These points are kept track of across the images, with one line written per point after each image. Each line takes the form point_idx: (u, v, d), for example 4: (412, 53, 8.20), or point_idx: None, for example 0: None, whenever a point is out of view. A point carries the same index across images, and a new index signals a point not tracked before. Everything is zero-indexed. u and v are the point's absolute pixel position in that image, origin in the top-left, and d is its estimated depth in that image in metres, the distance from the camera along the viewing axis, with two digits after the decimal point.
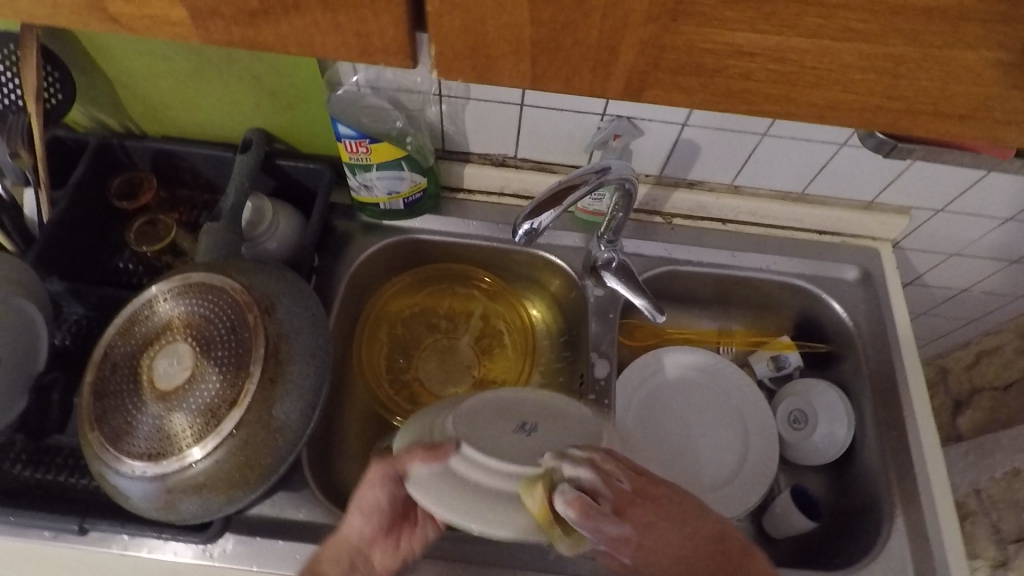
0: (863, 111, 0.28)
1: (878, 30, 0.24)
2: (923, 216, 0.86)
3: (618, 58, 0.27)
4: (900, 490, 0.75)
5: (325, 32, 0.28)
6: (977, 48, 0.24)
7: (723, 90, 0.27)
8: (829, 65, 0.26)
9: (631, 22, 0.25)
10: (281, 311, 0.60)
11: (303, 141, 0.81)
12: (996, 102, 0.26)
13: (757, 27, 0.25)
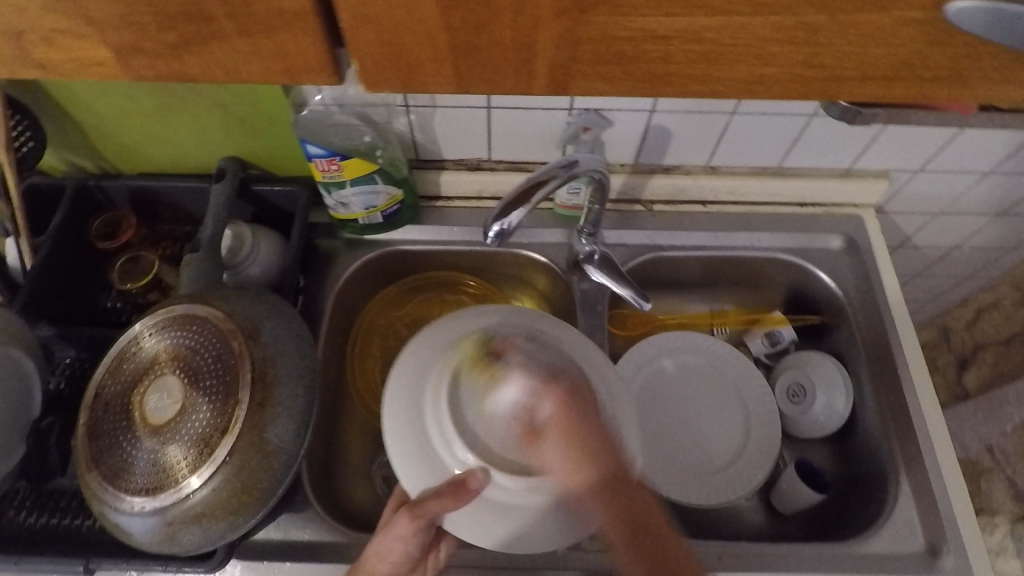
0: (790, 79, 0.31)
1: (785, 3, 0.27)
2: (903, 178, 0.86)
3: (552, 53, 0.30)
4: (903, 454, 0.74)
5: (249, 58, 0.31)
6: (880, 9, 0.27)
7: (646, 75, 0.31)
8: (744, 39, 0.29)
9: (545, 19, 0.28)
10: (265, 335, 0.61)
11: (276, 165, 0.82)
12: (916, 60, 0.29)
13: (666, 10, 0.27)
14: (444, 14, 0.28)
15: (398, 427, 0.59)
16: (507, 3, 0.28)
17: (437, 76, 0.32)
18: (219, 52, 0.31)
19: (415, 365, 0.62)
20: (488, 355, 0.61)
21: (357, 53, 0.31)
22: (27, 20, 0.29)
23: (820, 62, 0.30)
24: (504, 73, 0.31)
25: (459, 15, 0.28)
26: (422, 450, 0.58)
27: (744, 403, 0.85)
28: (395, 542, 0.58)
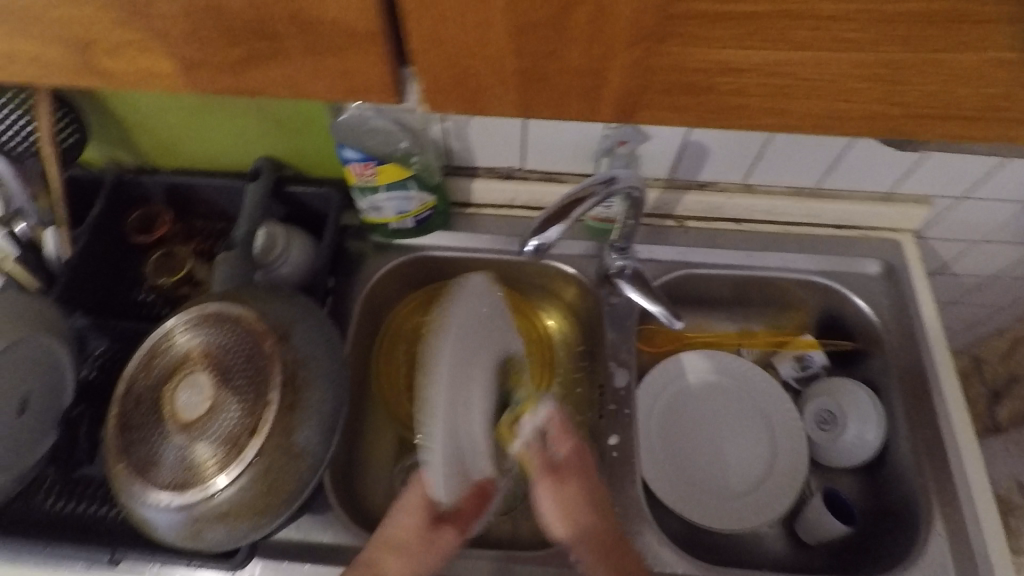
0: (868, 114, 0.31)
1: (866, 39, 0.27)
2: (946, 204, 0.83)
3: (626, 82, 0.31)
4: (937, 491, 0.72)
5: (316, 76, 0.32)
6: (975, 49, 0.27)
7: (716, 106, 0.31)
8: (822, 74, 0.29)
9: (620, 49, 0.29)
10: (296, 337, 0.61)
11: (311, 167, 0.82)
12: (1007, 101, 0.29)
13: (744, 44, 0.28)
14: (526, 41, 0.29)
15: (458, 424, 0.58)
16: (589, 32, 0.28)
17: (512, 101, 0.33)
18: (282, 67, 0.32)
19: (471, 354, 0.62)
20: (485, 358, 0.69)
21: (432, 78, 0.32)
22: (99, 29, 0.30)
23: (897, 99, 0.30)
24: (576, 99, 0.32)
25: (541, 43, 0.29)
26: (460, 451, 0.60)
27: (771, 427, 0.84)
28: (417, 539, 0.62)
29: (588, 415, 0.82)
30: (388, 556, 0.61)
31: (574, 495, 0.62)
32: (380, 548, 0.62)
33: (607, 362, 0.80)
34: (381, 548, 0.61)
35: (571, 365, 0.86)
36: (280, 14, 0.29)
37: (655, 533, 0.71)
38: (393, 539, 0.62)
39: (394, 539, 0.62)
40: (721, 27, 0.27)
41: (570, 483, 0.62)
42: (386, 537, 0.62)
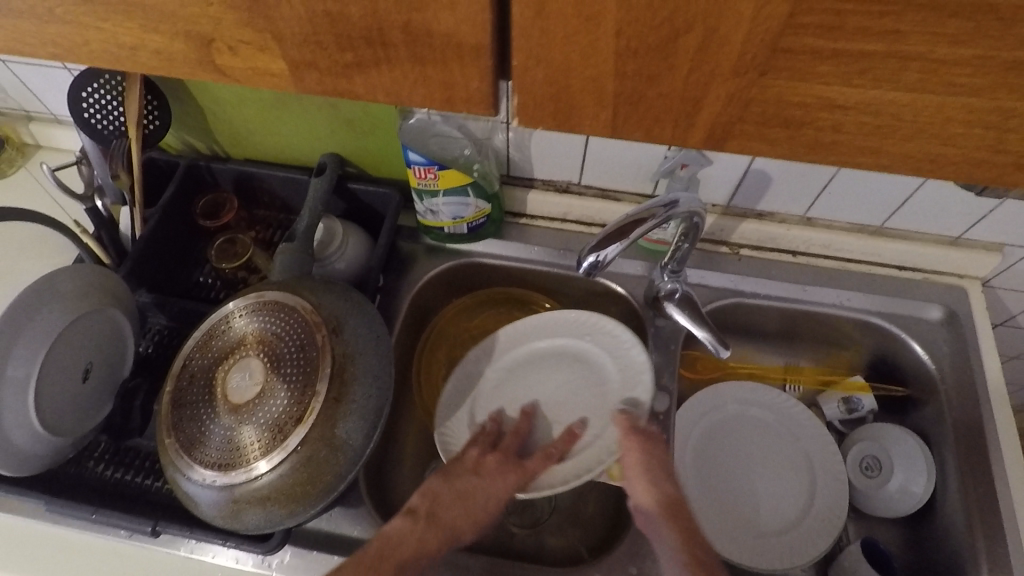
0: (977, 164, 0.30)
1: (985, 84, 0.26)
2: (1019, 255, 0.80)
3: (718, 109, 0.30)
4: (988, 552, 0.68)
5: (412, 83, 0.33)
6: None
7: (809, 141, 0.30)
8: (931, 117, 0.28)
9: (718, 77, 0.29)
10: (347, 332, 0.62)
11: (373, 165, 0.84)
12: None
13: (851, 81, 0.27)
14: (627, 66, 0.29)
15: (632, 377, 0.75)
16: (691, 59, 0.28)
17: (602, 123, 0.32)
18: (384, 73, 0.33)
19: (594, 330, 0.79)
20: (544, 357, 0.80)
21: (520, 101, 0.32)
22: (219, 27, 0.32)
23: (1008, 147, 0.29)
24: (662, 126, 0.32)
25: (641, 67, 0.29)
26: (611, 403, 0.75)
27: (811, 468, 0.82)
28: (494, 488, 0.66)
29: None
30: (463, 500, 0.64)
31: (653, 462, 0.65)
32: (453, 491, 0.65)
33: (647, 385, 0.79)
34: (456, 492, 0.65)
35: None
36: (393, 25, 0.30)
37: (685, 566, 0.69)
38: (473, 486, 0.66)
39: (469, 487, 0.65)
40: (827, 62, 0.27)
41: (655, 451, 0.66)
42: (464, 479, 0.66)
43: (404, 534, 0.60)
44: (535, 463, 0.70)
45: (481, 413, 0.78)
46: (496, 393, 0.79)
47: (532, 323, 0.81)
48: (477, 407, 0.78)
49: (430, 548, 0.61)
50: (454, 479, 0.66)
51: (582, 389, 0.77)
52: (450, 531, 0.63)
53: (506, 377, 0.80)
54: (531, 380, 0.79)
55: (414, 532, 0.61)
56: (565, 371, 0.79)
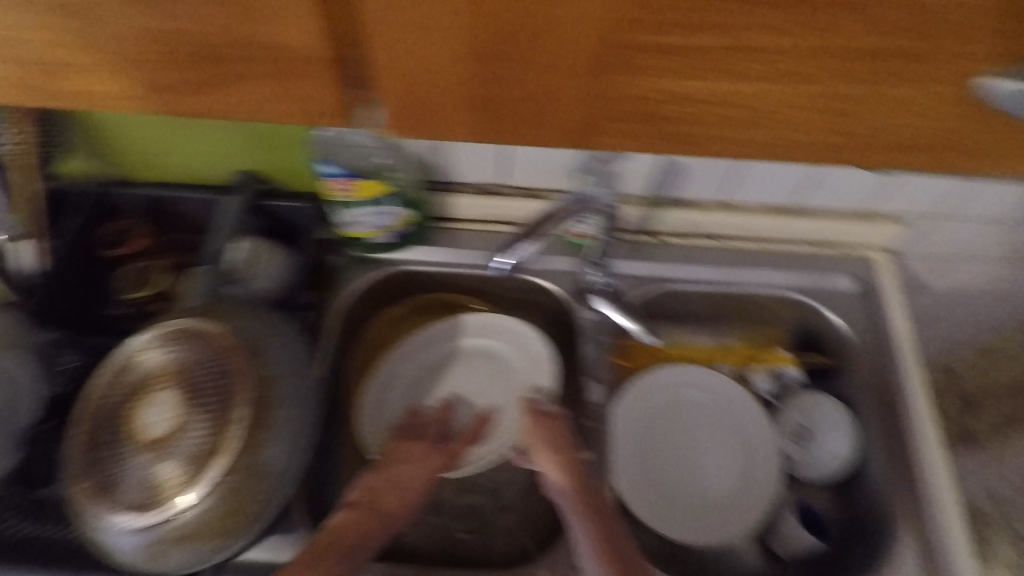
0: (819, 141, 0.36)
1: (810, 72, 0.32)
2: (917, 224, 0.85)
3: (585, 109, 0.35)
4: (903, 505, 0.73)
5: (263, 96, 0.37)
6: (915, 83, 0.32)
7: (672, 130, 0.36)
8: (772, 104, 0.33)
9: (578, 80, 0.33)
10: (267, 355, 0.61)
11: (290, 180, 0.82)
12: (940, 128, 0.34)
13: (697, 75, 0.32)
14: (506, 75, 0.33)
15: (536, 365, 0.83)
16: (559, 66, 0.32)
17: (492, 128, 0.37)
18: (238, 91, 0.36)
19: (499, 326, 0.85)
20: (455, 353, 0.85)
21: (413, 111, 0.36)
22: None
23: (841, 127, 0.34)
24: (538, 124, 0.36)
25: (517, 76, 0.33)
26: (521, 390, 0.82)
27: (746, 443, 0.84)
28: (423, 472, 0.69)
29: None
30: (401, 486, 0.67)
31: (554, 437, 0.67)
32: (388, 479, 0.67)
33: (582, 378, 0.80)
34: (390, 478, 0.67)
35: None
36: (226, 44, 0.33)
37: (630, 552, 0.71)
38: (406, 470, 0.68)
39: (401, 472, 0.68)
40: (669, 61, 0.32)
41: (555, 428, 0.68)
42: (395, 465, 0.68)
43: (349, 528, 0.62)
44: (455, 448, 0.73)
45: (399, 411, 0.81)
46: (413, 391, 0.83)
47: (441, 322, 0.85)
48: (394, 405, 0.82)
49: (374, 536, 0.63)
50: (387, 467, 0.68)
51: (493, 380, 0.83)
52: (391, 519, 0.65)
53: (421, 375, 0.84)
54: (445, 376, 0.84)
55: (360, 525, 0.62)
56: (477, 365, 0.84)
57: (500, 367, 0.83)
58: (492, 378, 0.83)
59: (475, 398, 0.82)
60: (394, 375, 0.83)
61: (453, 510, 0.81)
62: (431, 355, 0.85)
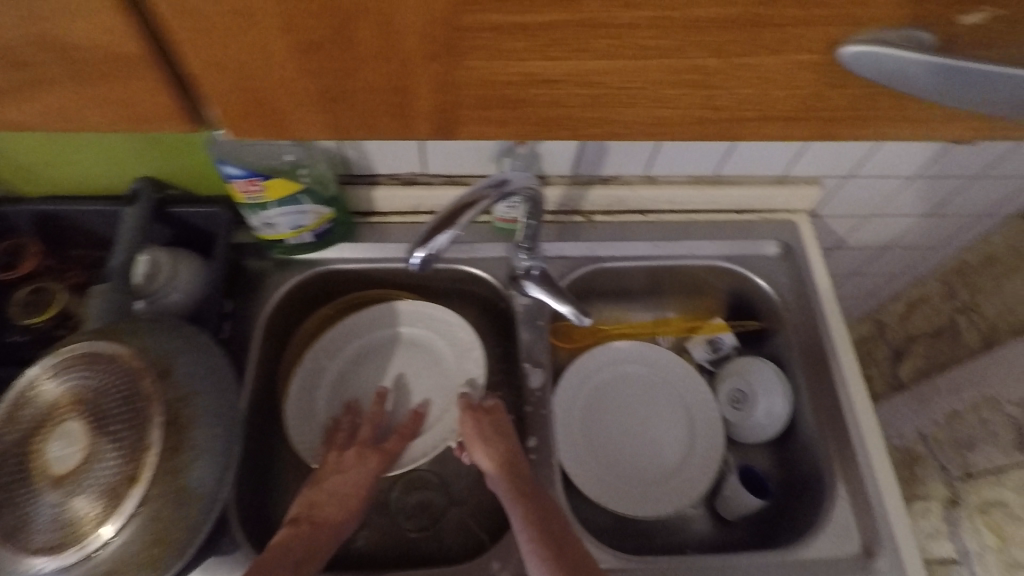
0: (691, 116, 0.35)
1: (672, 45, 0.30)
2: (834, 184, 0.87)
3: (437, 96, 0.33)
4: (839, 457, 0.75)
5: (95, 107, 0.37)
6: (775, 53, 0.31)
7: (539, 114, 0.34)
8: (639, 80, 0.32)
9: (420, 66, 0.31)
10: (179, 373, 0.58)
11: (195, 184, 0.77)
12: (810, 98, 0.34)
13: (552, 54, 0.31)
14: (361, 59, 0.31)
15: (464, 354, 0.82)
16: (409, 49, 0.31)
17: (354, 118, 0.35)
18: (53, 91, 0.35)
19: (426, 319, 0.84)
20: (381, 347, 0.84)
21: (269, 104, 0.34)
22: None
23: (712, 102, 0.34)
24: (397, 113, 0.35)
25: (366, 61, 0.31)
26: (453, 382, 0.81)
27: (687, 410, 0.86)
28: (362, 477, 0.69)
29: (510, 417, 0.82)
30: (341, 495, 0.67)
31: (490, 431, 0.71)
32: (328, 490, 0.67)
33: (521, 363, 0.79)
34: (331, 488, 0.67)
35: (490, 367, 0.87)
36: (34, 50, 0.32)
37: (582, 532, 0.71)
38: (347, 477, 0.68)
39: (342, 479, 0.68)
40: (520, 40, 0.30)
41: (491, 422, 0.72)
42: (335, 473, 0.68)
43: (295, 539, 0.60)
44: (393, 448, 0.73)
45: (326, 409, 0.80)
46: (340, 387, 0.81)
47: (365, 317, 0.84)
48: (322, 404, 0.80)
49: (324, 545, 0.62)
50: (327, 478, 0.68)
51: (424, 371, 0.82)
52: (336, 528, 0.64)
53: (347, 369, 0.82)
54: (373, 371, 0.83)
55: (301, 535, 0.61)
56: (405, 358, 0.83)
57: (430, 356, 0.83)
58: (423, 369, 0.83)
59: (406, 389, 0.82)
60: (320, 372, 0.81)
61: (403, 509, 0.79)
62: (357, 347, 0.83)
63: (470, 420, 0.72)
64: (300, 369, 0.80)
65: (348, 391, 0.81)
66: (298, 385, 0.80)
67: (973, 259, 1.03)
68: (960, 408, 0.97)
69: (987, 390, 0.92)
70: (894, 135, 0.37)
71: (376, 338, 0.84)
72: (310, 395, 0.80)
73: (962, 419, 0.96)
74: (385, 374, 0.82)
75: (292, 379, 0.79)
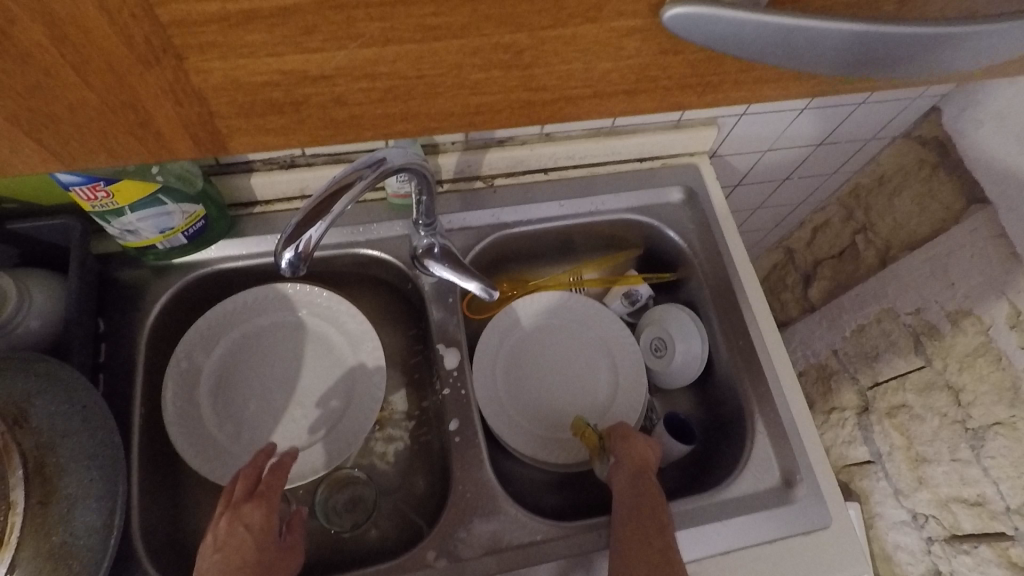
0: (517, 103, 0.29)
1: (461, 22, 0.24)
2: (730, 123, 0.85)
3: (177, 113, 0.26)
4: (755, 394, 0.77)
5: None
6: (589, 21, 0.25)
7: (326, 118, 0.28)
8: (436, 67, 0.26)
9: (140, 77, 0.24)
10: (35, 418, 0.50)
11: (34, 196, 0.67)
12: (657, 70, 0.29)
13: (307, 45, 0.24)
14: (53, 80, 0.24)
15: (358, 343, 0.78)
16: (118, 54, 0.23)
17: (84, 144, 0.27)
18: None
19: (325, 312, 0.79)
20: (265, 336, 0.77)
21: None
22: None
23: (538, 84, 0.28)
24: (142, 132, 0.27)
25: (69, 72, 0.23)
26: (349, 373, 0.77)
27: (612, 360, 0.85)
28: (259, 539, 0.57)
29: (432, 399, 0.79)
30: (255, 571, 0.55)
31: (628, 473, 0.68)
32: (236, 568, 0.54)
33: (436, 344, 0.76)
34: (237, 563, 0.54)
35: (406, 350, 0.83)
36: None
37: (518, 506, 0.70)
38: (244, 545, 0.56)
39: (240, 548, 0.55)
40: (260, 31, 0.23)
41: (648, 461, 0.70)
42: (225, 542, 0.55)
43: None
44: (274, 489, 0.61)
45: (212, 417, 0.73)
46: (225, 389, 0.74)
47: (251, 310, 0.77)
48: (205, 411, 0.72)
49: None
50: (219, 550, 0.55)
51: (320, 368, 0.77)
52: None
53: (226, 364, 0.75)
54: (256, 364, 0.76)
55: None
56: (297, 351, 0.77)
57: (326, 344, 0.78)
58: (320, 356, 0.77)
59: (299, 380, 0.76)
60: (201, 374, 0.74)
61: (333, 510, 0.75)
62: (235, 339, 0.76)
63: (632, 450, 0.70)
64: (173, 372, 0.72)
65: (234, 393, 0.74)
66: (183, 394, 0.72)
67: (867, 180, 1.07)
68: (864, 323, 1.02)
69: (886, 304, 0.97)
70: (763, 95, 0.33)
71: (264, 328, 0.77)
72: (196, 402, 0.72)
73: (868, 333, 1.01)
74: (273, 369, 0.76)
75: (166, 384, 0.71)
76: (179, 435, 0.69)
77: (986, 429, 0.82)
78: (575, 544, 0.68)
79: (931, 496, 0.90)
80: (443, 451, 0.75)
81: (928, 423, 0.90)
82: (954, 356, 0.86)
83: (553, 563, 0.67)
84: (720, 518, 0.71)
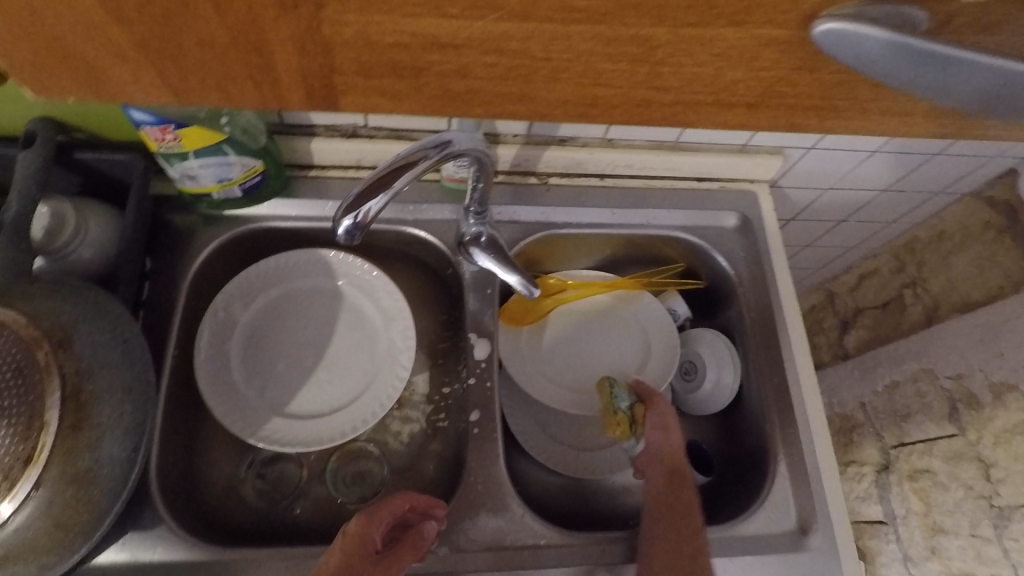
0: (635, 102, 0.29)
1: (604, 8, 0.24)
2: (796, 155, 0.84)
3: (298, 63, 0.27)
4: (782, 436, 0.75)
5: None
6: (735, 25, 0.25)
7: (441, 89, 0.28)
8: (566, 53, 0.26)
9: (274, 21, 0.25)
10: (79, 344, 0.51)
11: (105, 130, 0.68)
12: (784, 85, 0.28)
13: (445, 11, 0.24)
14: (190, 11, 0.24)
15: (391, 320, 0.78)
16: None
17: (201, 82, 0.28)
18: None
19: (363, 285, 0.79)
20: (302, 298, 0.78)
21: (86, 58, 0.26)
22: None
23: (662, 85, 0.28)
24: (260, 78, 0.28)
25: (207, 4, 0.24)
26: (379, 349, 0.77)
27: (641, 366, 0.83)
28: (349, 551, 0.57)
29: (455, 386, 0.79)
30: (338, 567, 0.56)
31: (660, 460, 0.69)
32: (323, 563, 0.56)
33: (468, 333, 0.76)
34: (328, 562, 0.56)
35: (437, 333, 0.83)
36: None
37: (525, 507, 0.69)
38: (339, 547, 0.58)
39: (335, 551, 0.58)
40: None
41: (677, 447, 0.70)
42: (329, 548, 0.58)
43: None
44: (390, 509, 0.62)
45: (241, 370, 0.73)
46: (256, 346, 0.75)
47: (292, 272, 0.78)
48: (235, 362, 0.73)
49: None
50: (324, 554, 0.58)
51: (351, 339, 0.77)
52: None
53: (262, 321, 0.76)
54: (289, 325, 0.77)
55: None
56: (331, 318, 0.78)
57: (359, 313, 0.78)
58: (353, 326, 0.78)
59: (329, 347, 0.77)
60: (237, 327, 0.75)
61: (342, 479, 0.75)
62: (272, 298, 0.77)
63: (665, 436, 0.70)
64: (209, 321, 0.73)
65: (266, 350, 0.75)
66: (217, 343, 0.73)
67: (925, 235, 1.03)
68: (899, 380, 0.98)
69: (925, 363, 0.94)
70: (880, 128, 0.32)
71: (304, 290, 0.78)
72: (228, 352, 0.73)
73: (900, 390, 0.98)
74: (306, 333, 0.77)
75: (202, 328, 0.72)
76: (207, 382, 0.70)
77: (1013, 510, 0.79)
78: (577, 554, 0.67)
79: (942, 569, 0.87)
80: (459, 441, 0.75)
81: (951, 493, 0.87)
82: (989, 430, 0.83)
83: (549, 569, 0.66)
84: (725, 553, 0.69)
